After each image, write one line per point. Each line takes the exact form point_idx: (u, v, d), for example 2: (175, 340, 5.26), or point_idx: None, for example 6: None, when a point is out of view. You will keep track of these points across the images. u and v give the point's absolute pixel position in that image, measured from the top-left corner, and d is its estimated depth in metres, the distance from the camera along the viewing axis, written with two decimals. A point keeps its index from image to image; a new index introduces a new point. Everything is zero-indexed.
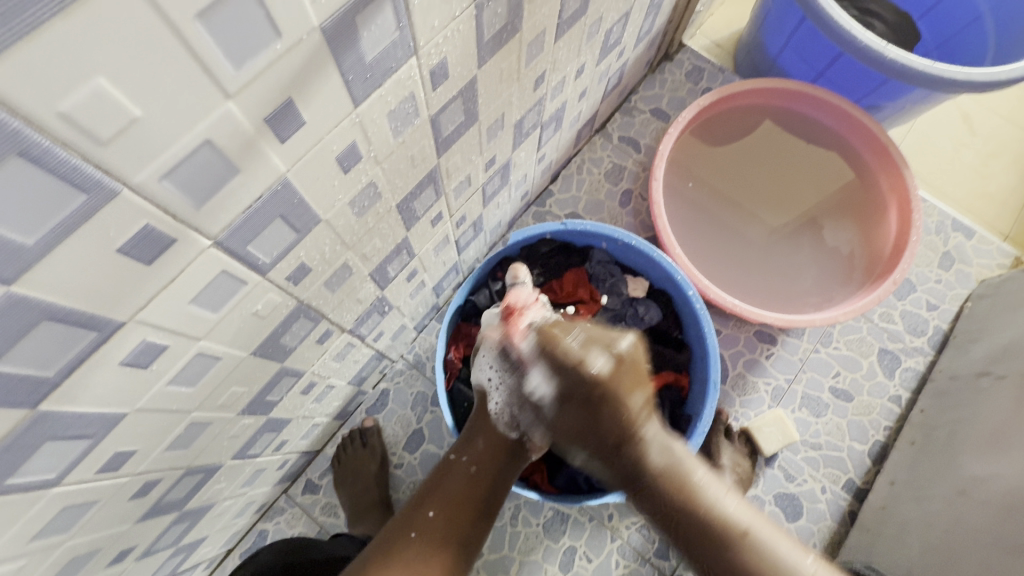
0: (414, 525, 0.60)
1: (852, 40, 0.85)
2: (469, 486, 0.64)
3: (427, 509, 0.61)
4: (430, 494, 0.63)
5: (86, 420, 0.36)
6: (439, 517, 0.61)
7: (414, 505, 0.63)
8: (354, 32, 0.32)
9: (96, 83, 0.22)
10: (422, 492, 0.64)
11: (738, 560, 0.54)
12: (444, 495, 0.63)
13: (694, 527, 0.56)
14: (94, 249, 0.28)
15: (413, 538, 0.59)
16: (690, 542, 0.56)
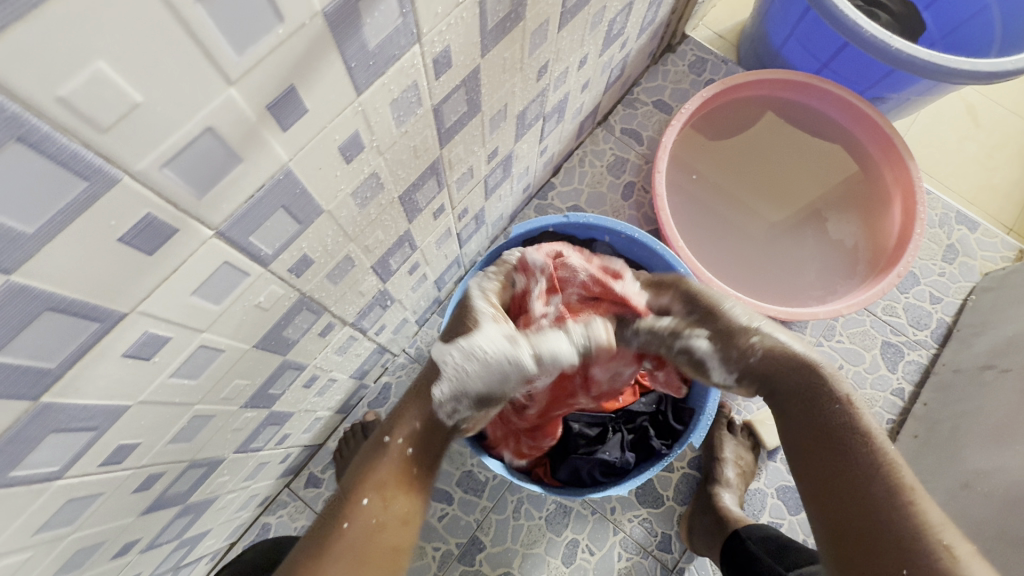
0: (348, 513, 0.57)
1: (857, 31, 0.84)
2: (403, 468, 0.61)
3: (361, 496, 0.58)
4: (365, 480, 0.60)
5: (88, 412, 0.36)
6: (373, 504, 0.58)
7: (347, 491, 0.60)
8: (357, 18, 0.32)
9: (95, 68, 0.22)
10: (353, 480, 0.60)
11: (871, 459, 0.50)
12: (377, 480, 0.60)
13: (836, 419, 0.53)
14: (94, 239, 0.27)
15: (346, 527, 0.57)
16: (821, 432, 0.53)
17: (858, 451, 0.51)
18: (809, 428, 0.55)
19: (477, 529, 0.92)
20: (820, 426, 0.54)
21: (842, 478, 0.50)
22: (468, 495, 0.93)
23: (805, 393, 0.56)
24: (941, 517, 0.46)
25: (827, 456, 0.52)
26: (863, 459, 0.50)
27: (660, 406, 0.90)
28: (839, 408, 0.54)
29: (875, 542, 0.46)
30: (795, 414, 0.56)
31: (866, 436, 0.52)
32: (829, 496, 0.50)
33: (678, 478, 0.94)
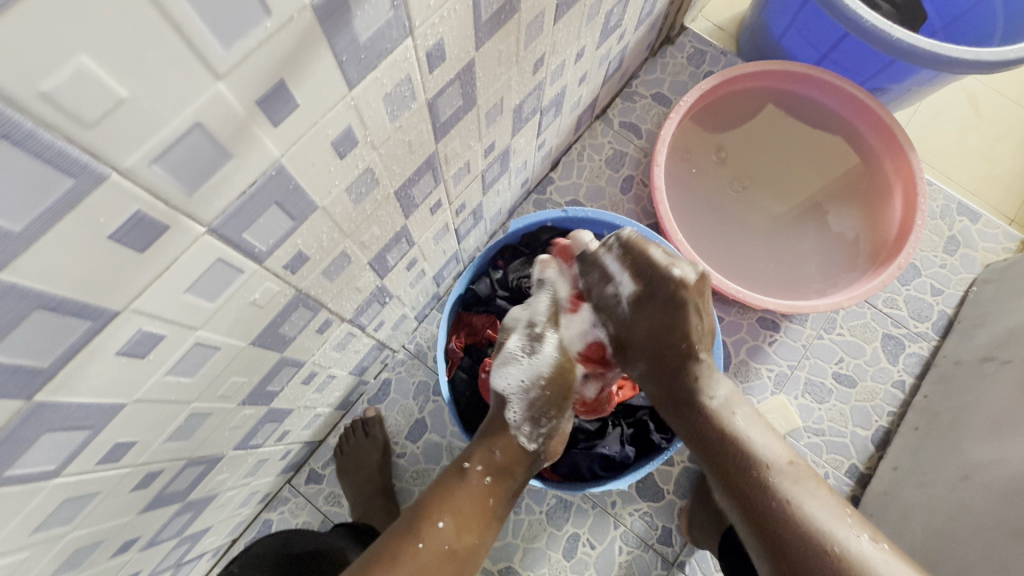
0: (422, 535, 0.59)
1: (857, 20, 0.84)
2: (480, 496, 0.64)
3: (437, 518, 0.60)
4: (443, 503, 0.62)
5: (84, 411, 0.36)
6: (449, 527, 0.60)
7: (420, 511, 0.61)
8: (347, 10, 0.31)
9: (78, 63, 0.22)
10: (430, 498, 0.63)
11: (762, 482, 0.58)
12: (455, 504, 0.62)
13: (742, 461, 0.60)
14: (84, 237, 0.27)
15: (421, 547, 0.58)
16: (724, 476, 0.61)
17: (758, 472, 0.59)
18: (722, 472, 0.61)
19: None
20: (724, 468, 0.61)
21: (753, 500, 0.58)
22: None
23: (704, 440, 0.63)
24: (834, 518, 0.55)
25: (735, 492, 0.59)
26: (756, 480, 0.58)
27: None
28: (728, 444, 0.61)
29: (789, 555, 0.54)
30: (721, 465, 0.61)
31: (757, 461, 0.59)
32: (754, 523, 0.57)
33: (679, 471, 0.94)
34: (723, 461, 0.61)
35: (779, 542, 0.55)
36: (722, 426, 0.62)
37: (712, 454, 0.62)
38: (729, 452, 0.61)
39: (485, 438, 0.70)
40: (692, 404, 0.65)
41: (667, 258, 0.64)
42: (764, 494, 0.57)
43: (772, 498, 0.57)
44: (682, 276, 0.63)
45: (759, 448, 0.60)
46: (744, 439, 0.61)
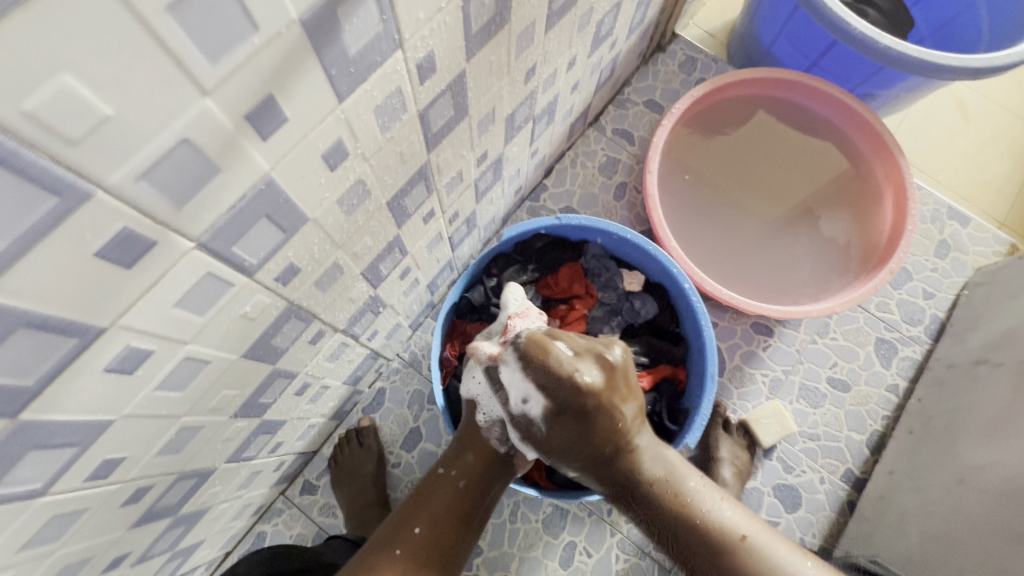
0: (399, 542, 0.61)
1: (846, 28, 0.84)
2: (454, 502, 0.66)
3: (413, 525, 0.62)
4: (416, 511, 0.64)
5: (71, 428, 0.36)
6: (422, 533, 0.62)
7: (396, 520, 0.63)
8: (336, 24, 0.31)
9: (62, 81, 0.21)
10: (407, 506, 0.65)
11: (730, 562, 0.60)
12: (430, 511, 0.64)
13: (712, 550, 0.61)
14: (70, 254, 0.27)
15: (398, 555, 0.60)
16: (702, 567, 0.62)
17: (725, 550, 0.61)
18: (695, 562, 0.63)
19: None
20: (698, 557, 0.62)
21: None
22: None
23: (669, 527, 0.64)
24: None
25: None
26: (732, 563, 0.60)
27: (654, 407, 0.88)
28: (692, 531, 0.62)
29: None
30: (693, 553, 0.63)
31: (721, 545, 0.61)
32: None
33: None
34: (696, 549, 0.62)
35: None
36: (681, 507, 0.63)
37: (679, 540, 0.63)
38: (700, 543, 0.62)
39: (460, 444, 0.72)
40: (650, 499, 0.64)
41: (572, 358, 0.60)
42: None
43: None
44: (591, 380, 0.59)
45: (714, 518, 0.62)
46: (708, 524, 0.62)
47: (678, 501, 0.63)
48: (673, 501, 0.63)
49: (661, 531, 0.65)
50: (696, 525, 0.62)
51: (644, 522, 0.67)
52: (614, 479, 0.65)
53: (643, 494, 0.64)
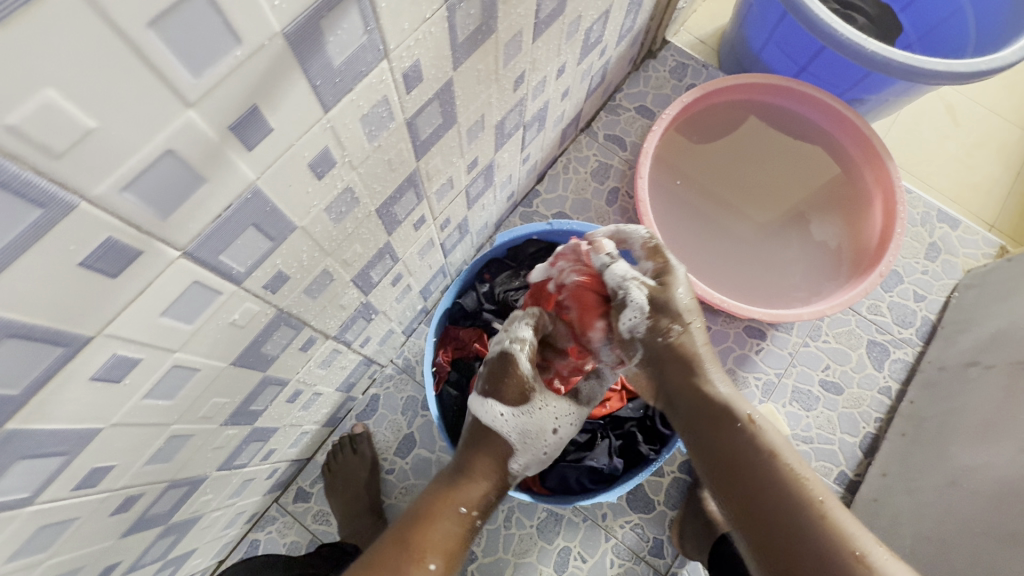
0: (416, 573, 0.55)
1: (833, 34, 0.85)
2: (465, 537, 0.62)
3: (429, 558, 0.57)
4: (432, 542, 0.58)
5: (58, 438, 0.36)
6: (438, 570, 0.57)
7: (409, 545, 0.57)
8: (319, 36, 0.32)
9: (44, 96, 0.22)
10: (420, 530, 0.59)
11: (766, 465, 0.55)
12: (445, 544, 0.59)
13: (758, 457, 0.56)
14: (54, 264, 0.27)
15: None
16: (732, 476, 0.57)
17: (765, 455, 0.56)
18: (732, 466, 0.57)
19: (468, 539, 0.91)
20: (735, 461, 0.57)
21: (761, 499, 0.54)
22: None
23: (716, 429, 0.60)
24: (849, 521, 0.51)
25: (740, 490, 0.56)
26: (771, 477, 0.55)
27: (648, 411, 0.88)
28: (745, 435, 0.58)
29: (798, 554, 0.50)
30: (727, 453, 0.58)
31: (772, 453, 0.56)
32: (766, 527, 0.53)
33: (669, 482, 0.94)
34: (733, 449, 0.58)
35: (789, 541, 0.51)
36: (724, 409, 0.60)
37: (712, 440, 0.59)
38: (750, 448, 0.57)
39: (473, 472, 0.66)
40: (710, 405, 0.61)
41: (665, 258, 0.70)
42: (779, 497, 0.53)
43: (779, 487, 0.54)
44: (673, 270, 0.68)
45: (771, 435, 0.58)
46: (766, 439, 0.57)
47: (737, 407, 0.60)
48: (734, 410, 0.60)
49: (706, 428, 0.60)
50: (754, 432, 0.58)
51: (689, 417, 0.62)
52: (680, 386, 0.64)
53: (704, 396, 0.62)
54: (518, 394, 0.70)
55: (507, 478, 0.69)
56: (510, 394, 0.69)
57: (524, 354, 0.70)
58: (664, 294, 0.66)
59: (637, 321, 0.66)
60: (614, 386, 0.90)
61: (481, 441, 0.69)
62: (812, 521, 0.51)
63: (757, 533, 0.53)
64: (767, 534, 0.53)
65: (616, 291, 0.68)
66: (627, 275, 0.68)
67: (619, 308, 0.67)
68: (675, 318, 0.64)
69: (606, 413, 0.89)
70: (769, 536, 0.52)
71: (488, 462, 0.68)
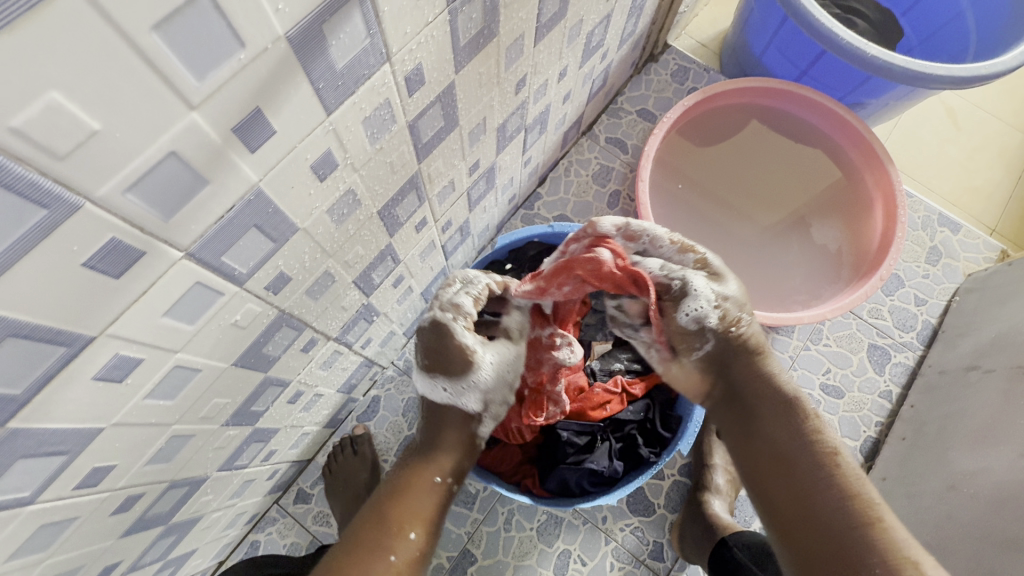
0: (395, 546, 0.55)
1: (834, 39, 0.86)
2: (443, 504, 0.62)
3: (408, 529, 0.57)
4: (409, 514, 0.58)
5: (59, 437, 0.36)
6: (419, 538, 0.57)
7: (385, 520, 0.56)
8: (322, 41, 0.32)
9: (49, 98, 0.22)
10: (395, 505, 0.58)
11: (820, 463, 0.53)
12: (422, 513, 0.59)
13: (814, 454, 0.54)
14: (58, 264, 0.27)
15: (394, 560, 0.54)
16: (784, 467, 0.54)
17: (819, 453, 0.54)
18: (781, 460, 0.55)
19: (468, 542, 0.91)
20: (792, 455, 0.55)
21: (811, 495, 0.52)
22: (458, 507, 0.92)
23: (778, 422, 0.57)
24: (903, 531, 0.49)
25: (794, 483, 0.53)
26: (830, 476, 0.52)
27: (648, 414, 0.88)
28: (800, 430, 0.56)
29: (845, 553, 0.48)
30: (779, 447, 0.55)
31: (834, 453, 0.54)
32: (812, 522, 0.51)
33: (669, 485, 0.95)
34: (785, 443, 0.55)
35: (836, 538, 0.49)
36: (780, 404, 0.58)
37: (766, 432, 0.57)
38: (805, 444, 0.55)
39: (444, 443, 0.65)
40: (764, 398, 0.59)
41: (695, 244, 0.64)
42: (838, 496, 0.51)
43: (833, 487, 0.52)
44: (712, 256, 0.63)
45: (829, 433, 0.56)
46: (828, 438, 0.55)
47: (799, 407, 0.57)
48: (798, 405, 0.57)
49: (765, 419, 0.58)
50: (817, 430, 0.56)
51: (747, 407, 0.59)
52: (745, 376, 0.60)
53: (761, 391, 0.59)
54: (461, 366, 0.62)
55: (476, 446, 0.68)
56: (453, 365, 0.62)
57: (457, 326, 0.62)
58: (721, 286, 0.60)
59: (705, 309, 0.59)
60: (615, 389, 0.88)
61: (437, 416, 0.66)
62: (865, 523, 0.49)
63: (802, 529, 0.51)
64: (820, 532, 0.50)
65: (669, 283, 0.61)
66: (672, 267, 0.62)
67: (677, 300, 0.61)
68: (743, 308, 0.61)
69: (606, 415, 0.87)
70: (814, 531, 0.51)
71: (456, 432, 0.66)
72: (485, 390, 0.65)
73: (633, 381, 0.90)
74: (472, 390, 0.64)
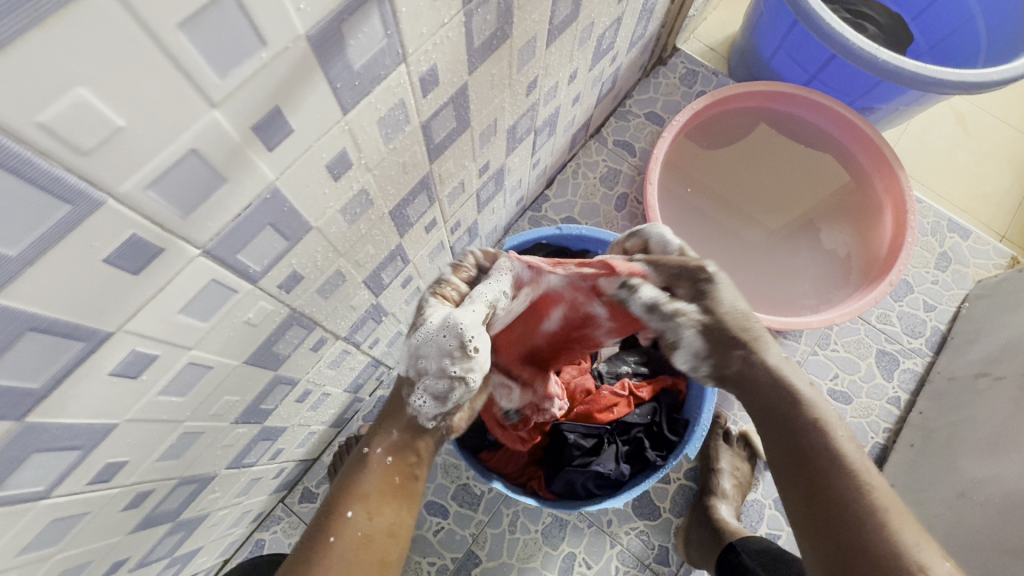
0: (332, 528, 0.52)
1: (844, 43, 0.85)
2: (385, 479, 0.56)
3: (345, 508, 0.53)
4: (348, 493, 0.54)
5: (74, 432, 0.36)
6: (358, 515, 0.53)
7: (328, 505, 0.54)
8: (341, 40, 0.32)
9: (76, 94, 0.22)
10: (334, 490, 0.55)
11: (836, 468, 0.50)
12: (359, 490, 0.54)
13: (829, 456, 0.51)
14: (79, 259, 0.28)
15: (332, 541, 0.51)
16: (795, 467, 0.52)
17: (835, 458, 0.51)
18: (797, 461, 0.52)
19: (472, 543, 0.91)
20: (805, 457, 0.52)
21: (823, 500, 0.50)
22: (463, 508, 0.92)
23: (784, 421, 0.53)
24: (917, 537, 0.48)
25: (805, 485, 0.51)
26: (840, 475, 0.50)
27: (655, 417, 0.88)
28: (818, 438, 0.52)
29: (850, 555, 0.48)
30: (789, 448, 0.53)
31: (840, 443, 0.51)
32: (819, 519, 0.50)
33: (675, 489, 0.95)
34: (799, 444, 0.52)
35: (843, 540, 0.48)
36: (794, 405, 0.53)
37: (780, 434, 0.54)
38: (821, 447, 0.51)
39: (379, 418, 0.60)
40: (776, 398, 0.54)
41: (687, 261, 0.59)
42: (846, 488, 0.49)
43: (847, 491, 0.49)
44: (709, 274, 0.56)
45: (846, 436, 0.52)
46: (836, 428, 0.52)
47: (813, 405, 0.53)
48: (811, 407, 0.53)
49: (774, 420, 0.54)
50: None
51: (759, 400, 0.55)
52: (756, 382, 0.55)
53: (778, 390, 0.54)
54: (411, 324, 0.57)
55: (421, 424, 0.58)
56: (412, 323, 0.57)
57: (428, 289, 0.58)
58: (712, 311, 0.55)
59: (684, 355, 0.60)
60: (622, 392, 0.88)
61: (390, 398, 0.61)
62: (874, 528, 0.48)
63: (812, 532, 0.50)
64: (828, 527, 0.49)
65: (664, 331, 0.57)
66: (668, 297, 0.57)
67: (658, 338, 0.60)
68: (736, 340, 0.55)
69: (613, 418, 0.87)
70: (821, 531, 0.50)
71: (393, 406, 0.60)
72: (414, 358, 0.55)
73: (640, 385, 0.90)
74: (411, 358, 0.55)
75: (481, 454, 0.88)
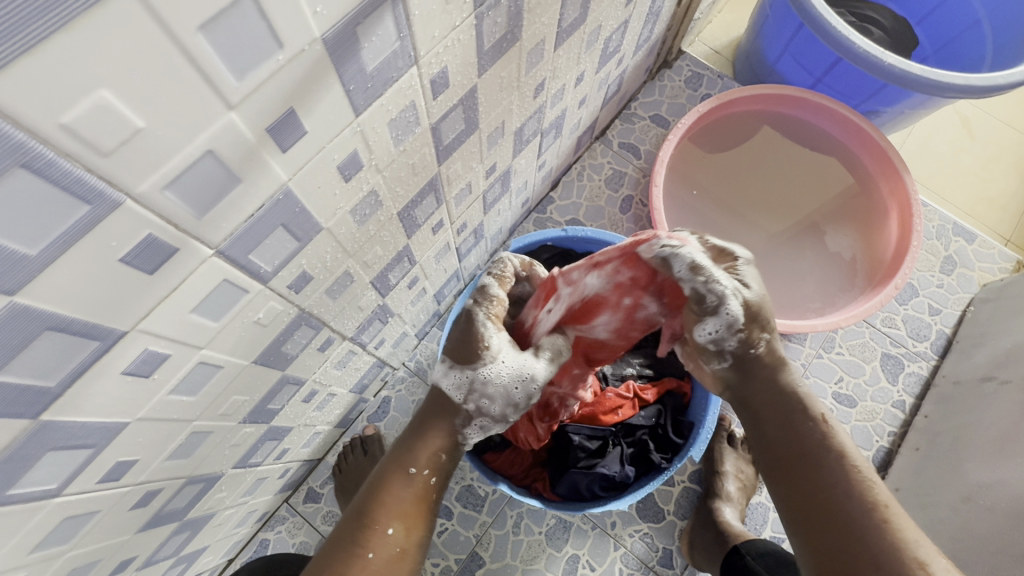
0: (371, 543, 0.51)
1: (850, 47, 0.85)
2: (422, 497, 0.56)
3: (385, 524, 0.53)
4: (386, 506, 0.54)
5: (86, 430, 0.36)
6: (397, 533, 0.53)
7: (362, 514, 0.53)
8: (355, 42, 0.33)
9: (99, 96, 0.23)
10: (371, 500, 0.54)
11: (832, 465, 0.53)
12: (399, 506, 0.54)
13: (824, 453, 0.54)
14: (96, 259, 0.28)
15: (370, 557, 0.51)
16: (789, 463, 0.54)
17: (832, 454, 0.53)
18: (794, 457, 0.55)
19: (476, 545, 0.91)
20: (802, 453, 0.54)
21: (817, 492, 0.52)
22: (467, 509, 0.92)
23: (781, 421, 0.57)
24: (916, 534, 0.48)
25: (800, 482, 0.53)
26: (837, 471, 0.52)
27: (659, 420, 0.88)
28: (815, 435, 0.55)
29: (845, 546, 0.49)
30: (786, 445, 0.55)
31: (839, 454, 0.53)
32: (813, 511, 0.52)
33: (679, 492, 0.95)
34: (797, 442, 0.55)
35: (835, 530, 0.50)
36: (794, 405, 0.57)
37: (776, 433, 0.56)
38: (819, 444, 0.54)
39: (423, 432, 0.59)
40: (778, 400, 0.58)
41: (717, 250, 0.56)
42: (840, 482, 0.51)
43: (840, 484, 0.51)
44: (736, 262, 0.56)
45: (843, 438, 0.55)
46: (838, 442, 0.54)
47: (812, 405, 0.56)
48: (810, 408, 0.56)
49: (771, 420, 0.57)
50: (821, 425, 0.55)
51: (761, 403, 0.58)
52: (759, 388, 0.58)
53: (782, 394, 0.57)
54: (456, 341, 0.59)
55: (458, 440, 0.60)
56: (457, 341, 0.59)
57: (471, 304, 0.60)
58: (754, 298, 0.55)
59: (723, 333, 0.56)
60: (627, 394, 0.88)
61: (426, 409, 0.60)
62: (868, 519, 0.49)
63: (806, 525, 0.52)
64: (822, 520, 0.51)
65: (704, 296, 0.54)
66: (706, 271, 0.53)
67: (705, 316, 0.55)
68: (765, 327, 0.57)
69: (618, 421, 0.87)
70: (815, 522, 0.51)
71: (439, 421, 0.59)
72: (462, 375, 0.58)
73: (645, 387, 0.90)
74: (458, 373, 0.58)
75: (485, 456, 0.88)
